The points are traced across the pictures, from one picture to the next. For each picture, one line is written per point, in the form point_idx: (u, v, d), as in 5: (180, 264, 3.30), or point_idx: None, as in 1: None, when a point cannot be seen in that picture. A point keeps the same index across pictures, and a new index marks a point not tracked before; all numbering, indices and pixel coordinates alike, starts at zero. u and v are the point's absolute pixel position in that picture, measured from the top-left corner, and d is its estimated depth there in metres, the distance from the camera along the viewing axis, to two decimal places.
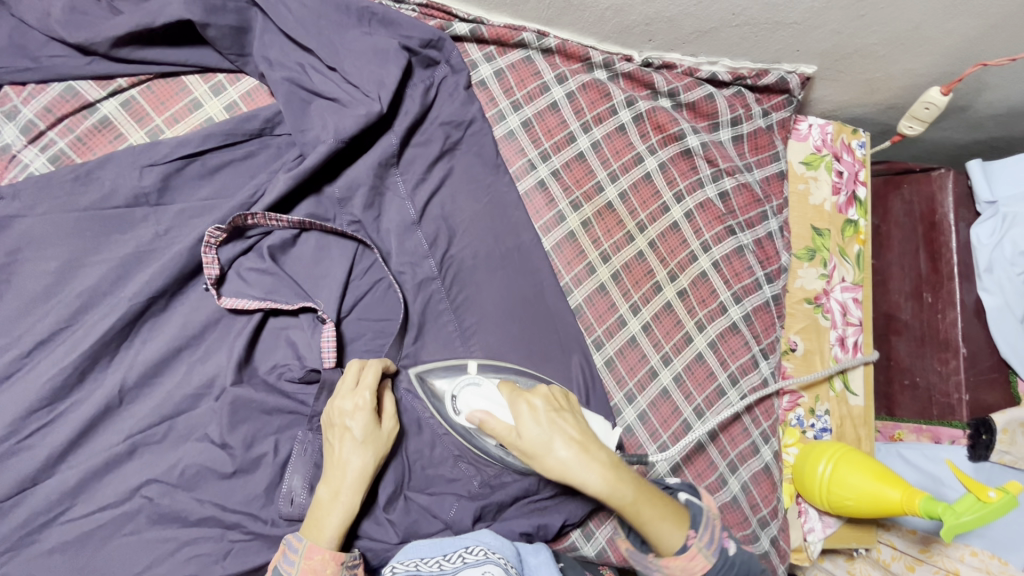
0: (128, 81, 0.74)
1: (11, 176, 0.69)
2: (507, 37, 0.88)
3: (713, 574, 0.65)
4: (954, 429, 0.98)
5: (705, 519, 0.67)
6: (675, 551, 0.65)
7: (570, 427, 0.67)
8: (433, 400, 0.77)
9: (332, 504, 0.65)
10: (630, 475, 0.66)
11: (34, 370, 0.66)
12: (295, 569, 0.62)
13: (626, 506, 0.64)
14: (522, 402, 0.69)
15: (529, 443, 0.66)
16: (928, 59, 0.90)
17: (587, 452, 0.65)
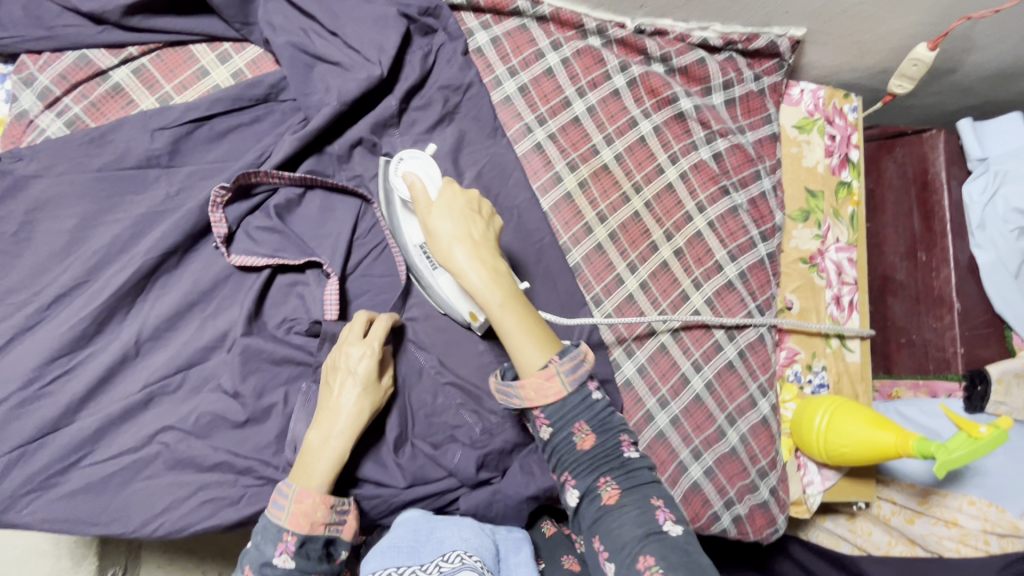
0: (138, 49, 0.77)
1: (29, 139, 0.72)
2: (503, 5, 0.92)
3: (564, 404, 0.62)
4: (950, 382, 1.01)
5: (576, 355, 0.63)
6: (532, 368, 0.62)
7: (475, 224, 0.66)
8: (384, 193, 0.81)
9: (322, 448, 0.67)
10: (514, 291, 0.64)
11: (56, 321, 0.69)
12: (286, 513, 0.63)
13: (491, 304, 0.63)
14: (447, 188, 0.68)
15: (433, 213, 0.66)
16: (912, 18, 0.92)
17: (476, 249, 0.64)
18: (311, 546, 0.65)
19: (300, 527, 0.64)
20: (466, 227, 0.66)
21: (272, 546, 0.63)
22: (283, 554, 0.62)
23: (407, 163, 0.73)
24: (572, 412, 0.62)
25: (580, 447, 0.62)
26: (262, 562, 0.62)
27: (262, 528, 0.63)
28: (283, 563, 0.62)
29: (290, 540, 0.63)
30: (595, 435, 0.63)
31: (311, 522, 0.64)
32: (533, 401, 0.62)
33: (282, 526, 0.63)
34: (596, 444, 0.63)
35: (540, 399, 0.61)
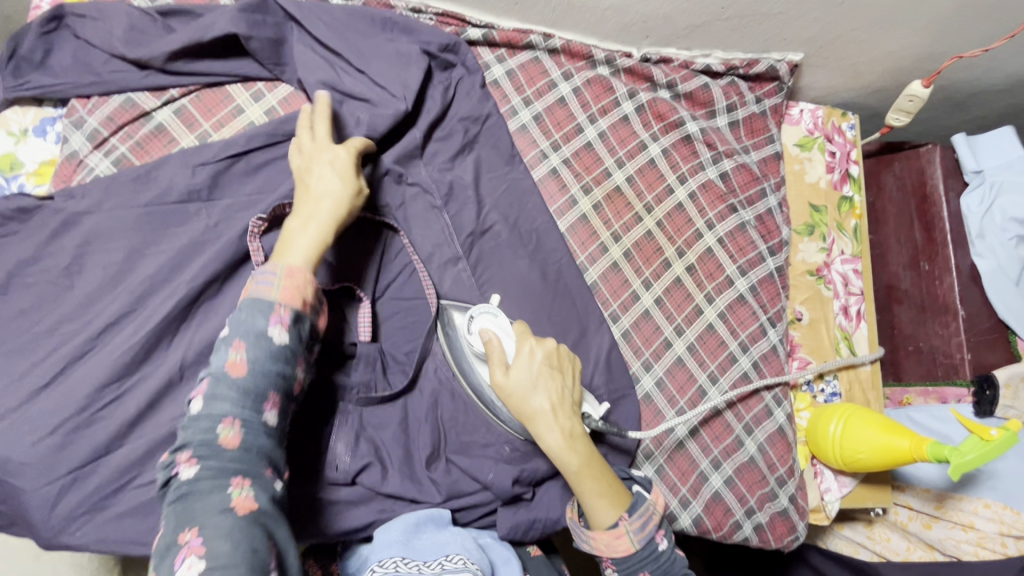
0: (179, 91, 0.82)
1: (79, 178, 0.77)
2: (516, 40, 0.96)
3: (631, 557, 0.72)
4: (959, 387, 1.04)
5: (644, 511, 0.73)
6: (603, 525, 0.72)
7: (554, 383, 0.75)
8: (448, 331, 0.84)
9: (299, 225, 0.68)
10: (591, 457, 0.73)
11: (106, 349, 0.72)
12: (276, 288, 0.63)
13: (571, 471, 0.72)
14: (526, 345, 0.76)
15: (512, 381, 0.74)
16: (903, 41, 0.98)
17: (554, 411, 0.73)
18: (292, 387, 0.63)
19: (292, 302, 0.63)
20: (547, 385, 0.74)
21: (264, 317, 0.61)
22: (277, 326, 0.62)
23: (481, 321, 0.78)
24: (638, 564, 0.73)
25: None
26: (256, 333, 0.60)
27: (249, 303, 0.61)
28: (278, 334, 0.62)
29: (285, 314, 0.62)
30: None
31: (303, 296, 0.64)
32: (604, 551, 0.73)
33: (274, 300, 0.62)
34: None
35: (609, 551, 0.72)
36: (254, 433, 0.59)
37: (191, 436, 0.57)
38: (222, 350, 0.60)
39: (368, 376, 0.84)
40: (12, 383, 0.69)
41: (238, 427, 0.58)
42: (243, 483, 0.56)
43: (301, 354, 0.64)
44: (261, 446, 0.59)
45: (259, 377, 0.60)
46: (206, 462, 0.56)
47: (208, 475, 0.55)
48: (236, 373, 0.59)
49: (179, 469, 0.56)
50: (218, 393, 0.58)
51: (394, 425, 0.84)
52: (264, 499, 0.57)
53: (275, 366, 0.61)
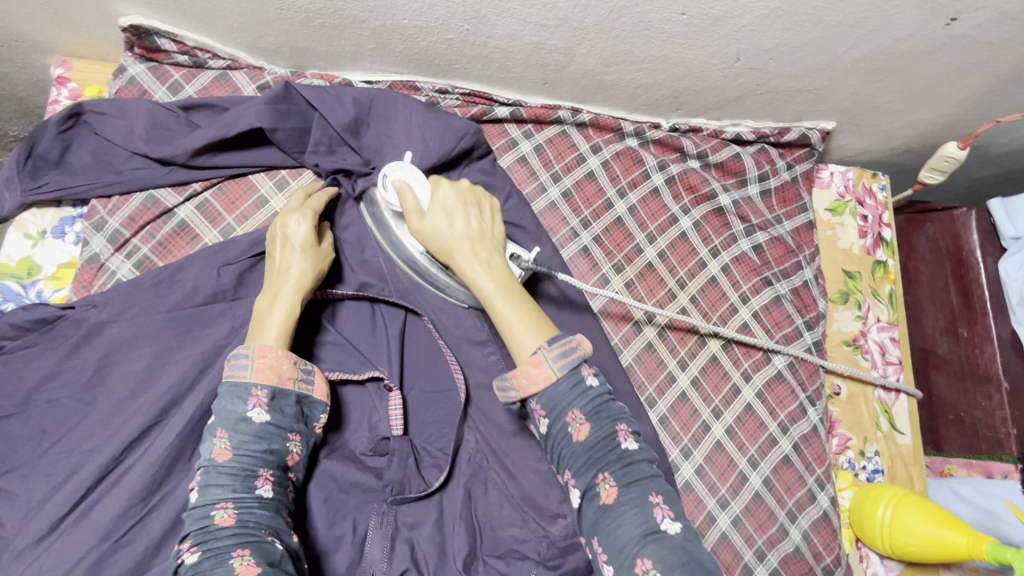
0: (202, 184, 0.79)
1: (100, 283, 0.74)
2: (544, 116, 0.94)
3: (555, 392, 0.59)
4: (1005, 463, 1.00)
5: (567, 340, 0.60)
6: (526, 354, 0.61)
7: (470, 221, 0.70)
8: (373, 209, 0.80)
9: (271, 305, 0.69)
10: (507, 280, 0.66)
11: (129, 467, 0.69)
12: (249, 370, 0.64)
13: (487, 292, 0.65)
14: (437, 190, 0.71)
15: (427, 219, 0.70)
16: (942, 110, 0.95)
17: (473, 244, 0.68)
18: (283, 460, 0.64)
19: (268, 381, 0.64)
20: (462, 223, 0.69)
21: (243, 402, 0.62)
22: (256, 407, 0.63)
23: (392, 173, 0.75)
24: (565, 399, 0.58)
25: (576, 438, 0.58)
26: (237, 417, 0.62)
27: (228, 389, 0.63)
28: (259, 416, 0.63)
29: (261, 393, 0.63)
30: (589, 424, 0.58)
31: (279, 374, 0.65)
32: (526, 388, 0.59)
33: (250, 382, 0.63)
34: (593, 432, 0.58)
35: (532, 387, 0.59)
36: (248, 508, 0.59)
37: (189, 526, 0.58)
38: (209, 441, 0.61)
39: (405, 473, 0.78)
40: (34, 510, 0.66)
41: (231, 508, 0.58)
42: (245, 552, 0.56)
43: (289, 426, 0.65)
44: (257, 516, 0.59)
45: (245, 457, 0.61)
46: (206, 545, 0.56)
47: (209, 554, 0.56)
48: (224, 460, 0.60)
49: (184, 557, 0.56)
50: (211, 481, 0.59)
51: (430, 522, 0.77)
52: (265, 561, 0.56)
53: (261, 445, 0.62)
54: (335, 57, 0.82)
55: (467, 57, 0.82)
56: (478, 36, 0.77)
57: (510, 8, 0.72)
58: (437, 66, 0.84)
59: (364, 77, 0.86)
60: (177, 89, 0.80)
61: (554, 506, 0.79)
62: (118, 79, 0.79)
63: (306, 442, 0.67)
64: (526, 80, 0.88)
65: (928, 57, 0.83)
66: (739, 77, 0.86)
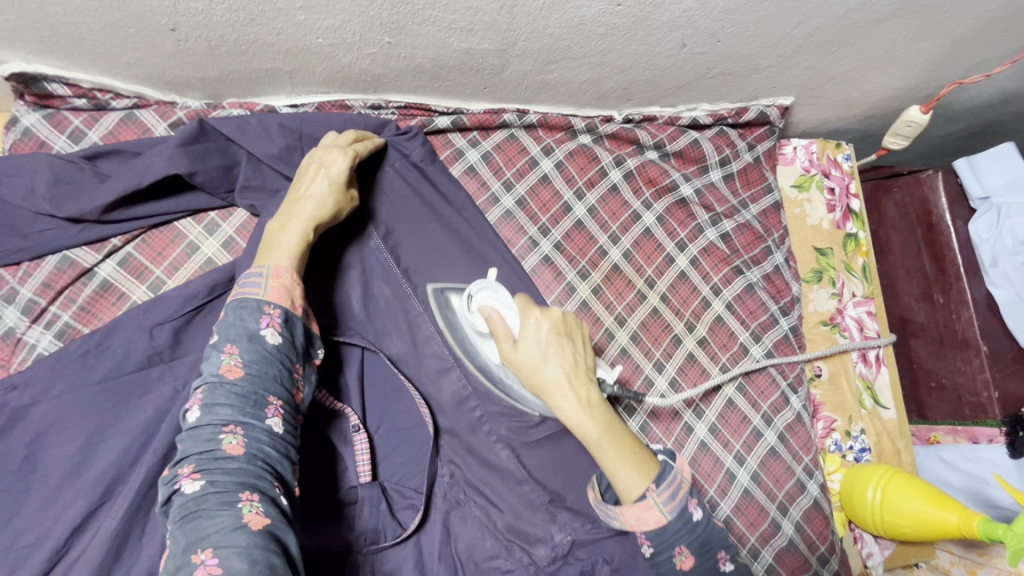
0: (122, 239, 0.73)
1: (19, 360, 0.68)
2: (489, 121, 0.88)
3: (664, 531, 0.59)
4: (990, 427, 0.98)
5: (675, 476, 0.60)
6: (631, 497, 0.60)
7: (567, 352, 0.65)
8: (448, 315, 0.78)
9: (284, 229, 0.64)
10: (610, 421, 0.63)
11: (73, 558, 0.63)
12: (263, 288, 0.59)
13: (591, 438, 0.62)
14: (530, 317, 0.65)
15: (521, 351, 0.65)
16: (901, 75, 0.91)
17: (571, 379, 0.64)
18: (291, 392, 0.58)
19: (282, 302, 0.59)
20: (558, 356, 0.64)
21: (255, 319, 0.57)
22: (269, 327, 0.57)
23: (476, 293, 0.70)
24: (674, 538, 0.59)
25: (680, 566, 0.60)
26: (248, 335, 0.56)
27: (236, 309, 0.58)
28: (272, 338, 0.57)
29: (275, 313, 0.58)
30: (695, 557, 0.60)
31: (291, 298, 0.61)
32: (635, 527, 0.60)
33: (262, 300, 0.58)
34: (697, 564, 0.60)
35: (641, 526, 0.59)
36: (257, 440, 0.53)
37: (191, 448, 0.52)
38: (216, 356, 0.55)
39: (378, 521, 0.74)
40: None
41: (241, 434, 0.53)
42: (253, 497, 0.50)
43: (298, 359, 0.59)
44: (268, 456, 0.54)
45: (257, 378, 0.55)
46: (211, 475, 0.50)
47: (214, 489, 0.50)
48: (235, 377, 0.54)
49: (183, 484, 0.51)
50: (217, 401, 0.53)
51: (410, 567, 0.73)
52: (275, 512, 0.51)
53: (272, 370, 0.56)
54: (251, 83, 0.75)
55: (395, 70, 0.76)
56: (403, 48, 0.71)
57: (430, 16, 0.65)
58: (366, 82, 0.78)
59: (288, 101, 0.79)
60: (79, 136, 0.73)
61: (539, 530, 0.76)
62: (11, 132, 0.71)
63: (311, 380, 0.61)
64: (464, 87, 0.82)
65: (883, 24, 0.78)
66: (688, 63, 0.82)
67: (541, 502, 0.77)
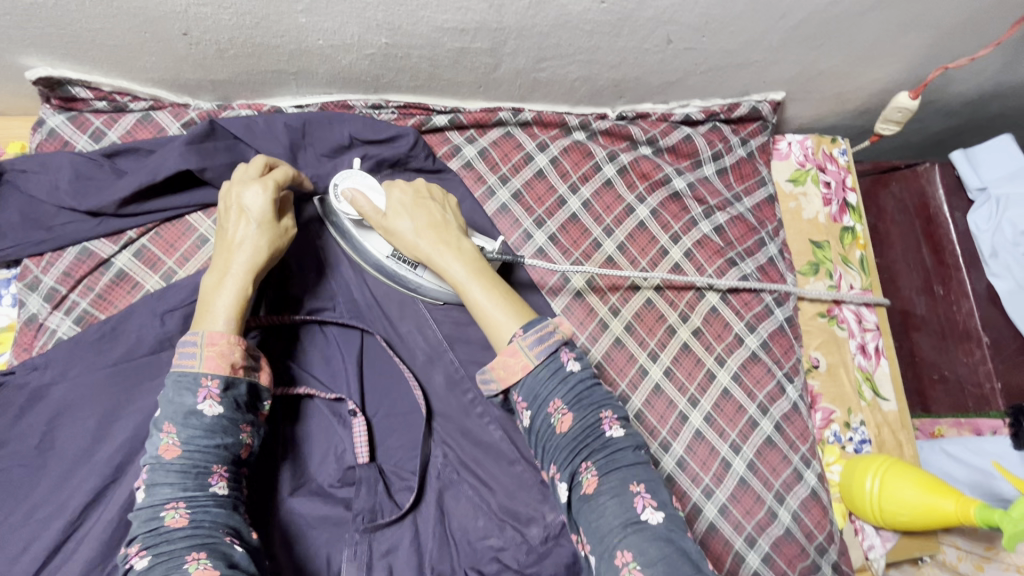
0: (137, 231, 0.78)
1: (41, 344, 0.73)
2: (485, 119, 0.92)
3: (535, 378, 0.60)
4: (993, 419, 0.97)
5: (541, 326, 0.61)
6: (503, 341, 0.63)
7: (429, 212, 0.72)
8: (332, 219, 0.80)
9: (219, 288, 0.65)
10: (479, 269, 0.68)
11: (86, 530, 0.66)
12: (198, 360, 0.60)
13: (460, 282, 0.67)
14: (395, 194, 0.73)
15: (390, 218, 0.72)
16: (892, 68, 0.93)
17: (439, 237, 0.70)
18: (237, 454, 0.61)
19: (219, 370, 0.60)
20: (423, 217, 0.72)
21: (193, 394, 0.59)
22: (207, 400, 0.59)
23: (341, 184, 0.75)
24: (545, 387, 0.60)
25: (560, 429, 0.59)
26: (185, 412, 0.59)
27: (176, 382, 0.59)
28: (210, 409, 0.59)
29: (212, 384, 0.60)
30: (571, 413, 0.59)
31: (230, 363, 0.61)
32: (507, 378, 0.61)
33: (198, 373, 0.60)
34: (576, 423, 0.59)
35: (511, 376, 0.60)
36: (201, 508, 0.56)
37: (139, 528, 0.55)
38: (157, 435, 0.58)
39: (376, 500, 0.75)
40: None
41: (184, 507, 0.56)
42: (201, 555, 0.53)
43: (242, 420, 0.62)
44: (214, 517, 0.57)
45: (196, 453, 0.58)
46: (158, 548, 0.54)
47: (162, 560, 0.53)
48: (173, 456, 0.57)
49: (133, 561, 0.54)
50: (160, 479, 0.57)
51: (406, 546, 0.75)
52: (224, 564, 0.53)
53: (212, 440, 0.59)
54: (259, 84, 0.80)
55: (393, 71, 0.80)
56: (399, 49, 0.75)
57: (423, 16, 0.69)
58: (366, 82, 0.82)
59: (293, 101, 0.84)
60: (100, 136, 0.77)
61: (531, 510, 0.78)
62: (38, 133, 0.77)
63: (260, 433, 0.64)
64: (460, 86, 0.86)
65: (866, 17, 0.80)
66: (675, 58, 0.84)
67: (533, 483, 0.80)
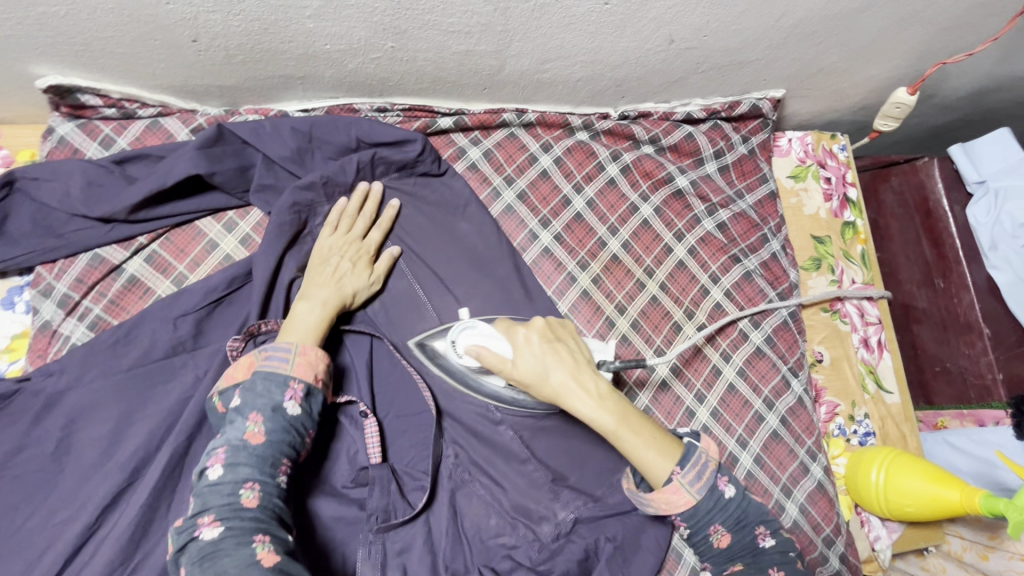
0: (148, 237, 0.78)
1: (55, 350, 0.74)
2: (489, 121, 0.92)
3: (696, 511, 0.61)
4: (995, 410, 0.98)
5: (700, 455, 0.63)
6: (660, 480, 0.62)
7: (566, 355, 0.68)
8: (438, 362, 0.80)
9: (310, 309, 0.73)
10: (622, 407, 0.65)
11: (104, 534, 0.67)
12: (290, 363, 0.65)
13: (609, 428, 0.64)
14: (522, 338, 0.69)
15: (527, 381, 0.67)
16: (889, 64, 0.94)
17: (580, 379, 0.66)
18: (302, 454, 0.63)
19: (306, 377, 0.65)
20: (560, 363, 0.67)
21: (281, 392, 0.62)
22: (292, 399, 0.63)
23: (460, 337, 0.75)
24: (706, 515, 0.61)
25: (719, 545, 0.62)
26: (273, 405, 0.61)
27: (264, 379, 0.63)
28: (293, 409, 0.63)
29: (298, 388, 0.64)
30: (732, 533, 0.62)
31: (314, 372, 0.66)
32: (669, 511, 0.62)
33: (288, 375, 0.64)
34: (734, 540, 0.62)
35: (673, 509, 0.62)
36: (271, 494, 0.58)
37: (212, 500, 0.55)
38: (240, 422, 0.60)
39: (389, 499, 0.76)
40: None
41: (257, 489, 0.57)
42: (266, 538, 0.54)
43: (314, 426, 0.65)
44: (277, 507, 0.58)
45: (275, 444, 0.60)
46: (229, 522, 0.54)
47: (231, 533, 0.53)
48: (257, 442, 0.59)
49: (202, 532, 0.54)
50: (239, 460, 0.58)
51: (420, 544, 0.75)
52: (284, 551, 0.54)
53: (292, 437, 0.62)
54: (265, 89, 0.81)
55: (398, 74, 0.81)
56: (405, 52, 0.76)
57: (429, 20, 0.70)
58: (372, 86, 0.83)
59: (299, 106, 0.85)
60: (109, 143, 0.79)
61: (542, 507, 0.79)
62: (47, 140, 0.77)
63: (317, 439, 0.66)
64: (464, 88, 0.87)
65: (864, 15, 0.81)
66: (677, 58, 0.85)
67: (544, 481, 0.81)
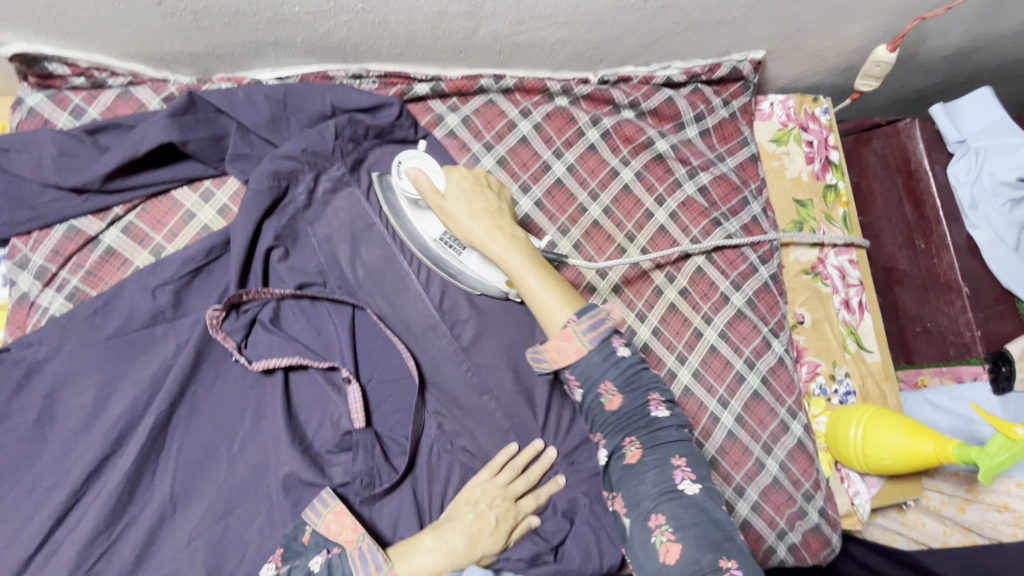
0: (123, 208, 0.78)
1: (35, 321, 0.74)
2: (466, 87, 0.92)
3: (588, 361, 0.66)
4: (974, 366, 0.99)
5: (596, 313, 0.67)
6: (556, 327, 0.68)
7: (486, 198, 0.75)
8: (387, 195, 0.83)
9: (424, 543, 0.69)
10: (532, 255, 0.73)
11: (90, 498, 0.68)
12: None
13: (515, 267, 0.71)
14: (454, 176, 0.75)
15: (447, 200, 0.74)
16: (868, 23, 0.93)
17: (494, 221, 0.73)
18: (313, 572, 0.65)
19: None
20: (480, 202, 0.75)
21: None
22: None
23: (403, 160, 0.77)
24: (598, 370, 0.66)
25: (610, 406, 0.66)
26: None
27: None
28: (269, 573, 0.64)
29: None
30: (621, 394, 0.66)
31: None
32: (560, 360, 0.66)
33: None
34: (625, 402, 0.66)
35: (565, 359, 0.66)
36: None
37: None
38: None
39: (372, 463, 0.76)
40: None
41: None
42: None
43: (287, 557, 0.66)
44: None
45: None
46: None
47: None
48: None
49: None
50: None
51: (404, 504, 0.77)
52: None
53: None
54: (237, 56, 0.80)
55: (372, 38, 0.80)
56: (376, 14, 0.75)
57: None
58: (346, 51, 0.82)
59: (273, 73, 0.84)
60: (80, 113, 0.78)
61: None
62: (18, 112, 0.77)
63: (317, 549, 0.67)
64: (440, 53, 0.86)
65: None
66: (653, 18, 0.84)
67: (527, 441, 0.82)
